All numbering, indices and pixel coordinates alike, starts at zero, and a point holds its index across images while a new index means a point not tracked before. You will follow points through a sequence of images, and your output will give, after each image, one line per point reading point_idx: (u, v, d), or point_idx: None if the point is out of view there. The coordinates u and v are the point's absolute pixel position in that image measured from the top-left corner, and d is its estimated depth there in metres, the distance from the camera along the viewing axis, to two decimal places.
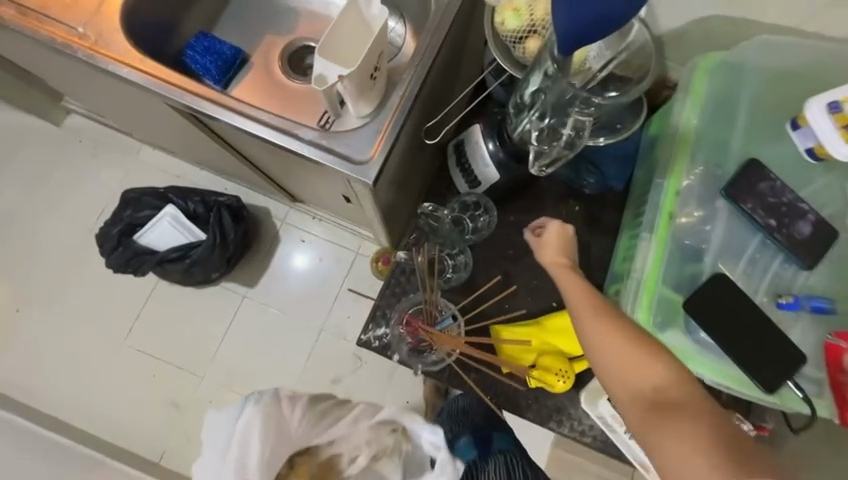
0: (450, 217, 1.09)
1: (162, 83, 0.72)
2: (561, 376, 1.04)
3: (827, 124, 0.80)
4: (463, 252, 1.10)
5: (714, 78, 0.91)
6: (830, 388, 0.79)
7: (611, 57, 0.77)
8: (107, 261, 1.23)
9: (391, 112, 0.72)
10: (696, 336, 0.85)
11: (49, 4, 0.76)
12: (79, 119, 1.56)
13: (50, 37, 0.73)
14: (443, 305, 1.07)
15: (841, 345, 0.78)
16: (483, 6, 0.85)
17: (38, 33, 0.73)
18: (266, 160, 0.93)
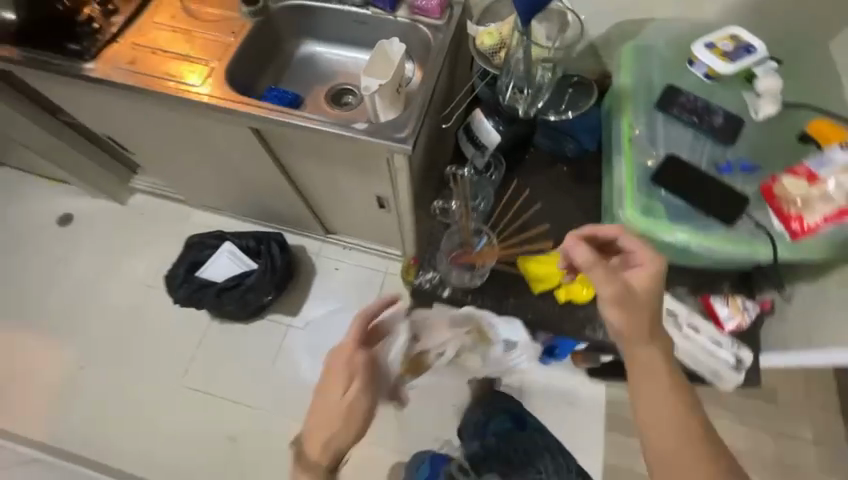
0: (470, 169, 0.98)
1: (234, 105, 0.92)
2: (585, 284, 0.89)
3: (710, 56, 0.90)
4: (485, 198, 0.99)
5: (628, 55, 0.97)
6: (778, 220, 0.81)
7: (556, 35, 0.88)
8: (176, 295, 1.42)
9: (412, 106, 0.90)
10: (689, 212, 0.84)
11: (151, 67, 0.97)
12: (140, 197, 1.84)
13: (152, 86, 0.94)
14: (475, 226, 0.95)
15: (771, 183, 0.82)
16: (467, 31, 1.06)
17: (145, 85, 0.94)
18: (316, 178, 1.19)
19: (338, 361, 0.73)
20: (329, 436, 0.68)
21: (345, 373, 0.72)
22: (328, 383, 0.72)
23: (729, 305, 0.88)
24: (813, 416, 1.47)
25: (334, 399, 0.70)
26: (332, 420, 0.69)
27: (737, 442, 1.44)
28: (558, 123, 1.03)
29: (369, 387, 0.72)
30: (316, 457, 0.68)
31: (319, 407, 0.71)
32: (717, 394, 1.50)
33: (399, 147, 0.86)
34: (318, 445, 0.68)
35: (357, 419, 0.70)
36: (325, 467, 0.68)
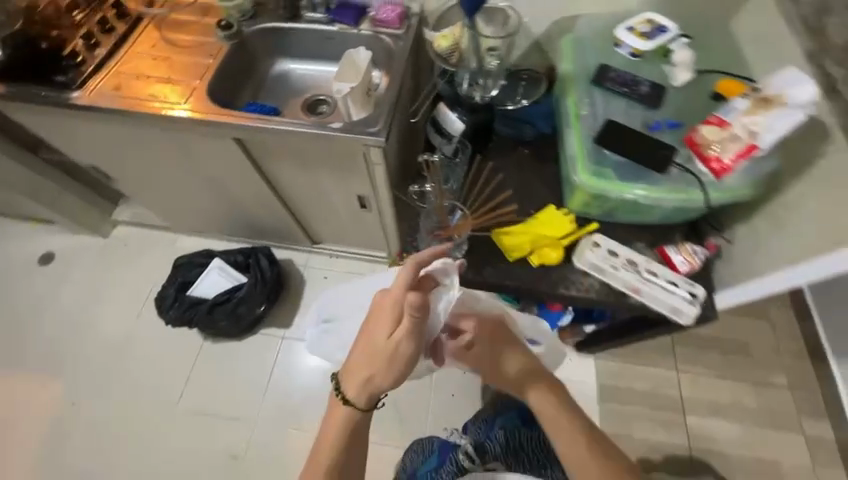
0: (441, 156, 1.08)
1: (220, 118, 1.01)
2: (553, 248, 0.97)
3: (630, 38, 0.92)
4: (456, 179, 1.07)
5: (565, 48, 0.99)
6: (701, 162, 0.81)
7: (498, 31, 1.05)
8: (167, 316, 1.44)
9: (381, 108, 0.99)
10: (632, 177, 0.85)
11: (135, 91, 1.04)
12: (123, 227, 1.86)
13: (138, 108, 1.01)
14: (449, 205, 1.03)
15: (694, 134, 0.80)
16: (423, 35, 1.16)
17: (131, 108, 1.01)
18: (299, 185, 1.26)
19: (387, 303, 0.71)
20: (370, 374, 0.71)
21: (392, 319, 0.70)
22: (374, 325, 0.72)
23: (683, 252, 0.95)
24: (784, 363, 1.57)
25: (378, 341, 0.71)
26: (376, 357, 0.72)
27: (720, 396, 1.53)
28: (514, 112, 1.14)
29: (415, 336, 0.70)
30: (354, 395, 0.74)
31: (363, 346, 0.72)
32: (696, 354, 1.59)
33: (373, 140, 0.95)
34: (358, 382, 0.73)
35: (399, 364, 0.70)
36: (364, 402, 0.74)
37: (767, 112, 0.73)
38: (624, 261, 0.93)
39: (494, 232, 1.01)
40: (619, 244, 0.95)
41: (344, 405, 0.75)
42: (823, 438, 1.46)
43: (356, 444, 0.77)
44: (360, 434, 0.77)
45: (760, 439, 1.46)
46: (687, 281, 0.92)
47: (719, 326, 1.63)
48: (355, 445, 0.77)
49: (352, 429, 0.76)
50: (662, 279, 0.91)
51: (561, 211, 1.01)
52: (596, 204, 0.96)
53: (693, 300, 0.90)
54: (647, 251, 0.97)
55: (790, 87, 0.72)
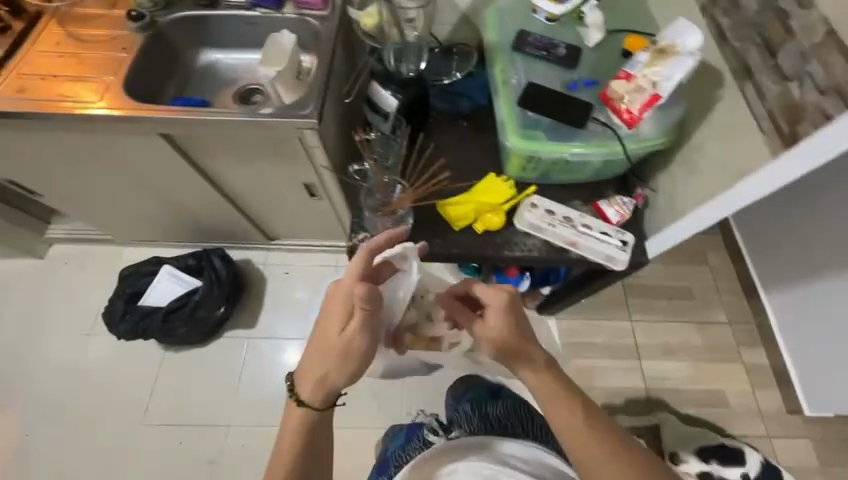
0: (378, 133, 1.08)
1: (141, 113, 0.96)
2: (495, 213, 1.01)
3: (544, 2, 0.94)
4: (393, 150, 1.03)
5: (488, 17, 1.01)
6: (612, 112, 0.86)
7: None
8: (117, 330, 1.38)
9: (313, 87, 0.98)
10: (559, 135, 0.90)
11: (42, 92, 0.97)
12: (61, 246, 1.74)
13: (46, 109, 0.95)
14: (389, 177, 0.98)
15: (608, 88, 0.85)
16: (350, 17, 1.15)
17: (38, 111, 0.95)
18: (241, 178, 1.23)
19: (338, 297, 0.70)
20: (325, 371, 0.70)
21: (343, 313, 0.70)
22: (326, 320, 0.71)
23: (614, 205, 1.01)
24: (724, 301, 1.71)
25: (330, 337, 0.70)
26: (330, 354, 0.70)
27: (670, 339, 1.65)
28: (451, 86, 1.17)
29: (368, 329, 0.70)
30: (309, 393, 0.72)
31: (317, 341, 0.71)
32: (646, 303, 1.71)
33: (306, 122, 0.94)
34: (313, 380, 0.71)
35: (355, 356, 0.70)
36: (320, 401, 0.72)
37: (664, 62, 0.77)
38: (562, 219, 0.99)
39: (439, 203, 1.03)
40: (550, 202, 1.00)
41: (298, 407, 0.73)
42: (761, 364, 1.61)
43: (314, 445, 0.74)
44: (319, 433, 0.75)
45: (708, 373, 1.60)
46: (618, 231, 0.98)
47: (665, 275, 1.76)
48: (315, 444, 0.74)
49: (310, 428, 0.74)
50: (595, 230, 0.97)
51: (501, 178, 1.05)
52: (532, 167, 1.01)
53: (624, 247, 0.97)
54: (582, 207, 1.03)
55: (680, 37, 0.77)
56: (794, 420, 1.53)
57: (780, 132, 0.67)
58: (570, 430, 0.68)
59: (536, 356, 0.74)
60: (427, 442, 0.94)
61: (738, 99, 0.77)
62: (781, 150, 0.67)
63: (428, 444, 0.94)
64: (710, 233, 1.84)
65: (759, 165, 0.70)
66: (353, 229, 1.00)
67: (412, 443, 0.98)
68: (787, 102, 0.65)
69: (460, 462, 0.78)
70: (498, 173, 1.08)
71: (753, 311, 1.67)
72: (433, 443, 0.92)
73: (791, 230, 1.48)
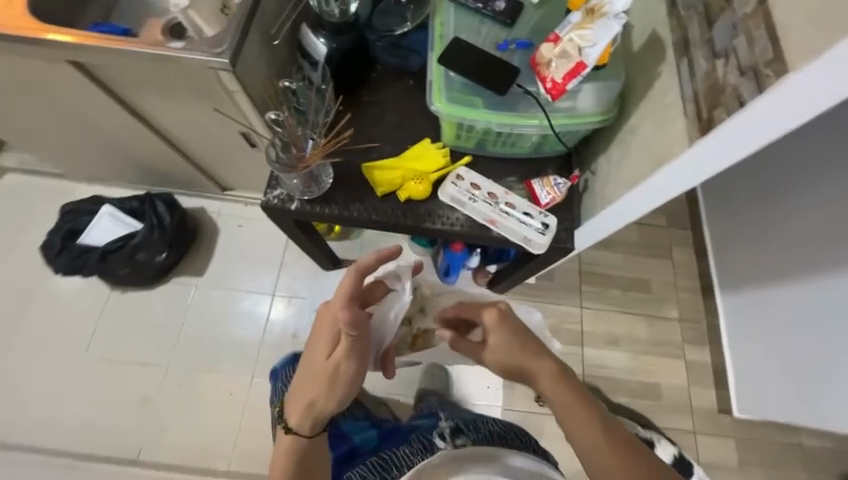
0: (308, 85, 1.01)
1: (32, 33, 0.89)
2: (418, 181, 0.95)
3: None
4: (312, 107, 0.99)
5: None
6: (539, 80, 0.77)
7: None
8: (55, 263, 1.43)
9: (230, 22, 0.89)
10: (486, 103, 0.83)
11: None
12: (13, 175, 1.70)
13: None
14: (302, 131, 0.94)
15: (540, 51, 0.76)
16: None
17: None
18: (172, 121, 1.16)
19: (325, 322, 0.70)
20: (310, 398, 0.68)
21: (329, 338, 0.69)
22: (313, 346, 0.70)
23: (545, 185, 0.95)
24: (680, 298, 1.68)
25: (317, 363, 0.69)
26: (317, 381, 0.69)
27: (617, 330, 1.63)
28: (403, 38, 1.03)
29: (355, 355, 0.68)
30: (296, 422, 0.70)
31: (305, 366, 0.71)
32: (600, 293, 1.67)
33: (219, 63, 0.87)
34: (300, 408, 0.70)
35: (342, 383, 0.68)
36: (308, 428, 0.71)
37: (592, 24, 0.69)
38: (485, 194, 0.94)
39: (363, 166, 0.98)
40: (479, 176, 0.95)
41: (287, 433, 0.71)
42: (704, 363, 1.60)
43: (307, 465, 0.73)
44: (309, 460, 0.73)
45: (647, 366, 1.60)
46: (541, 212, 0.93)
47: (625, 267, 1.71)
48: (305, 467, 0.73)
49: (301, 455, 0.73)
50: (519, 211, 0.92)
51: (436, 145, 0.98)
52: (466, 136, 0.94)
53: (544, 231, 0.92)
54: (515, 184, 0.97)
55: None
56: (723, 419, 1.54)
57: (700, 118, 0.61)
58: (581, 434, 0.68)
59: (546, 364, 0.74)
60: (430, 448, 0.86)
61: (674, 77, 0.70)
62: (697, 137, 0.61)
63: (433, 449, 0.85)
64: (680, 227, 1.76)
65: (678, 151, 0.65)
66: (269, 184, 0.96)
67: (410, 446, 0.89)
68: (711, 83, 0.59)
69: (477, 471, 0.72)
70: (435, 139, 1.01)
71: (708, 310, 1.64)
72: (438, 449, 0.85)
73: (757, 232, 1.41)
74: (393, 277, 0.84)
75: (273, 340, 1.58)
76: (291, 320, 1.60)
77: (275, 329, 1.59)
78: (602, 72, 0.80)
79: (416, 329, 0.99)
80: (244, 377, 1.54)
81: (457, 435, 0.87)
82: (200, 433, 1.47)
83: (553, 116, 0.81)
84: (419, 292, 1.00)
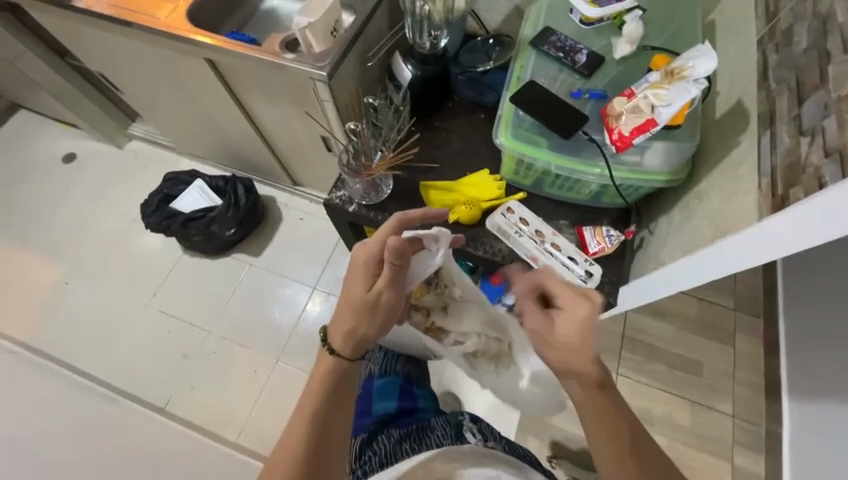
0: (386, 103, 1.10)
1: (182, 33, 1.10)
2: (470, 207, 0.98)
3: (575, 16, 0.91)
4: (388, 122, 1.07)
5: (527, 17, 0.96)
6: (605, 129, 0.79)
7: None
8: (147, 221, 1.61)
9: (337, 42, 1.02)
10: (550, 144, 0.86)
11: (132, 3, 1.16)
12: (137, 142, 2.04)
13: (122, 15, 1.13)
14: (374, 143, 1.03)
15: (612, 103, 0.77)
16: None
17: (120, 15, 1.13)
18: (270, 117, 1.34)
19: (363, 258, 0.72)
20: (354, 324, 0.71)
21: (369, 272, 0.71)
22: (353, 279, 0.72)
23: (596, 234, 0.94)
24: (735, 392, 1.50)
25: (358, 293, 0.71)
26: (360, 309, 0.71)
27: (653, 408, 1.49)
28: (483, 75, 1.12)
29: (396, 285, 0.70)
30: (339, 345, 0.72)
31: (345, 297, 0.72)
32: (641, 363, 1.55)
33: (318, 75, 1.00)
34: (343, 333, 0.72)
35: (385, 309, 0.71)
36: (350, 352, 0.73)
37: (670, 86, 0.70)
38: (532, 231, 0.94)
39: (422, 184, 1.04)
40: (522, 207, 0.97)
41: (332, 356, 0.73)
42: (754, 475, 1.39)
43: (344, 392, 0.73)
44: (346, 386, 0.73)
45: (683, 458, 1.43)
46: (587, 259, 0.91)
47: (676, 342, 1.57)
48: (342, 391, 0.72)
49: (337, 378, 0.73)
50: (564, 254, 0.91)
51: (493, 177, 1.02)
52: (524, 173, 0.96)
53: (587, 279, 0.90)
54: (565, 228, 0.96)
55: (694, 62, 0.71)
56: None
57: (773, 194, 0.58)
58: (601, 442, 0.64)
59: (593, 371, 0.64)
60: (461, 437, 0.84)
61: (752, 150, 0.68)
62: (766, 214, 0.58)
63: (461, 439, 0.83)
64: (749, 314, 1.59)
65: (745, 224, 0.62)
66: (335, 184, 1.05)
67: (441, 427, 0.86)
68: (791, 161, 0.57)
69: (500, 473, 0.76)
70: (494, 172, 1.05)
71: (769, 414, 1.44)
72: (468, 441, 0.83)
73: None
74: (431, 237, 0.79)
75: (304, 330, 1.67)
76: (324, 316, 1.68)
77: (308, 321, 1.68)
78: (677, 133, 0.79)
79: (431, 323, 0.93)
80: (270, 358, 1.63)
81: (489, 439, 0.86)
82: (220, 399, 1.58)
83: (616, 167, 0.82)
84: (447, 291, 0.93)
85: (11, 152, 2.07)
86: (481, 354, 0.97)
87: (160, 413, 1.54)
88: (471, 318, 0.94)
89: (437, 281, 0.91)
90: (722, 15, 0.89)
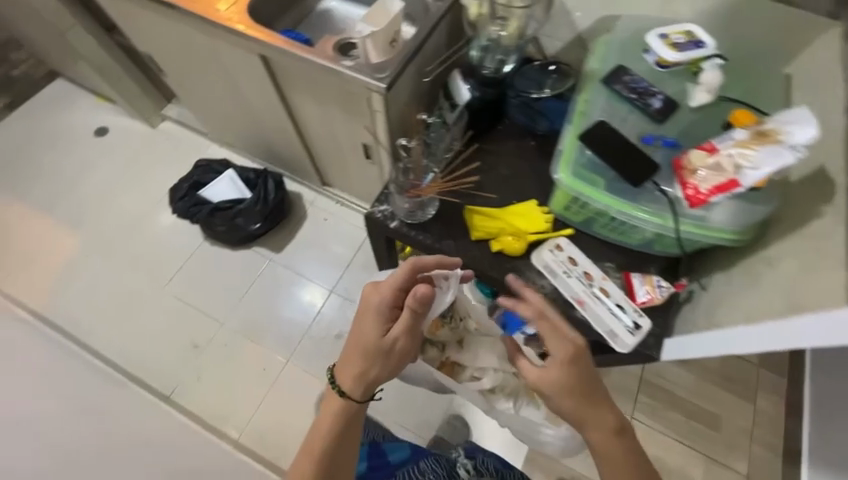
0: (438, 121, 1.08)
1: (238, 27, 1.08)
2: (516, 238, 0.96)
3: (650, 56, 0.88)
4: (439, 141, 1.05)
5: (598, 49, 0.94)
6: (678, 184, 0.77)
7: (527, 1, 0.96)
8: (175, 206, 1.60)
9: (397, 54, 1.00)
10: (614, 188, 0.83)
11: None
12: (170, 123, 2.03)
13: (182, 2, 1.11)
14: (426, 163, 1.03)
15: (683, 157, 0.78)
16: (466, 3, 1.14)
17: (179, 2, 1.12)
18: (314, 119, 1.33)
19: (375, 301, 0.74)
20: (367, 368, 0.72)
21: (386, 317, 0.73)
22: (366, 323, 0.73)
23: (645, 283, 0.91)
24: (751, 451, 1.46)
25: (373, 339, 0.72)
26: (373, 352, 0.72)
27: (665, 456, 1.46)
28: (537, 102, 1.07)
29: (411, 331, 0.73)
30: (350, 387, 0.73)
31: (357, 340, 0.73)
32: (658, 409, 1.51)
33: (375, 86, 0.98)
34: (354, 375, 0.72)
35: (398, 353, 0.73)
36: (360, 394, 0.73)
37: (759, 147, 0.68)
38: (580, 272, 0.91)
39: (467, 208, 1.01)
40: (569, 243, 0.94)
41: (340, 397, 0.73)
42: None
43: (350, 435, 0.74)
44: (352, 426, 0.74)
45: None
46: (636, 310, 0.88)
47: (695, 392, 1.54)
48: (347, 433, 0.74)
49: (347, 420, 0.74)
50: (612, 301, 0.88)
51: (541, 209, 0.99)
52: (576, 210, 0.93)
53: (635, 330, 0.86)
54: (612, 271, 0.94)
55: (792, 125, 0.67)
56: None
57: None
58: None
59: (607, 416, 0.68)
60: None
61: (837, 225, 0.64)
62: None
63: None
64: (774, 371, 1.55)
65: (830, 305, 0.58)
66: (378, 198, 1.03)
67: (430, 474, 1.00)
68: None
69: None
70: (542, 204, 1.02)
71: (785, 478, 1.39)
72: None
73: None
74: (440, 278, 0.83)
75: (317, 334, 1.64)
76: (340, 321, 1.66)
77: (322, 324, 1.65)
78: (752, 193, 0.75)
79: (446, 357, 0.96)
80: (281, 358, 1.61)
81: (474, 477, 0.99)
82: (226, 395, 1.55)
83: (683, 221, 0.79)
84: (462, 325, 0.98)
85: (44, 118, 2.06)
86: (498, 390, 0.96)
87: (166, 401, 1.52)
88: (486, 353, 0.96)
89: (452, 314, 0.97)
90: (805, 73, 0.85)
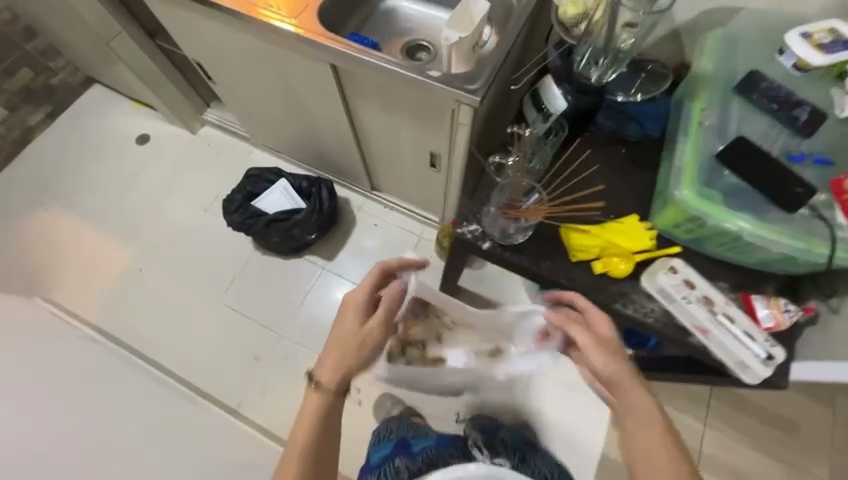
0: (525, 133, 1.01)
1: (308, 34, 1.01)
2: (621, 259, 0.90)
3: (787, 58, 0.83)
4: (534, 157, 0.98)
5: (712, 47, 0.89)
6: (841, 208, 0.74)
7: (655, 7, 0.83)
8: (231, 218, 1.57)
9: (488, 63, 0.93)
10: (745, 208, 0.80)
11: None
12: (211, 128, 1.99)
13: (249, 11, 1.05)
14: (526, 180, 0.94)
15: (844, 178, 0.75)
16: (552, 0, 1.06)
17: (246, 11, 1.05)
18: (378, 128, 1.27)
19: (353, 299, 0.86)
20: (347, 358, 0.80)
21: (363, 312, 0.84)
22: (346, 318, 0.84)
23: (769, 306, 0.85)
24: (832, 458, 1.41)
25: (352, 332, 0.82)
26: (352, 345, 0.81)
27: (743, 465, 1.41)
28: (623, 105, 0.98)
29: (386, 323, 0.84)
30: (328, 380, 0.79)
31: (338, 335, 0.83)
32: (732, 416, 1.46)
33: (467, 98, 0.91)
34: (333, 368, 0.79)
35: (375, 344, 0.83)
36: (338, 387, 0.79)
37: None
38: (699, 297, 0.85)
39: (564, 228, 0.94)
40: (685, 265, 0.88)
41: (318, 390, 0.78)
42: None
43: (331, 431, 0.78)
44: (330, 422, 0.78)
45: None
46: (766, 339, 0.83)
47: (770, 398, 1.48)
48: (328, 430, 0.77)
49: (324, 416, 0.78)
50: (738, 328, 0.83)
51: (644, 226, 0.92)
52: (686, 228, 0.86)
53: (767, 362, 0.81)
54: (727, 293, 0.88)
55: None
56: None
57: None
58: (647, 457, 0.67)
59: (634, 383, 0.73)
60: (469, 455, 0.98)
61: None
62: None
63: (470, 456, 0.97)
64: None
65: None
66: (466, 218, 0.97)
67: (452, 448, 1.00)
68: None
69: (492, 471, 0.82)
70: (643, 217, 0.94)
71: None
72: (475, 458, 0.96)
73: None
74: None
75: None
76: None
77: None
78: None
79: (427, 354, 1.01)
80: None
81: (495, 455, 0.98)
82: (291, 407, 1.55)
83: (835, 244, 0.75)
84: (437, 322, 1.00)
85: (85, 127, 2.04)
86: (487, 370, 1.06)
87: (234, 415, 1.52)
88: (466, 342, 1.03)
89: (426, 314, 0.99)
90: None
